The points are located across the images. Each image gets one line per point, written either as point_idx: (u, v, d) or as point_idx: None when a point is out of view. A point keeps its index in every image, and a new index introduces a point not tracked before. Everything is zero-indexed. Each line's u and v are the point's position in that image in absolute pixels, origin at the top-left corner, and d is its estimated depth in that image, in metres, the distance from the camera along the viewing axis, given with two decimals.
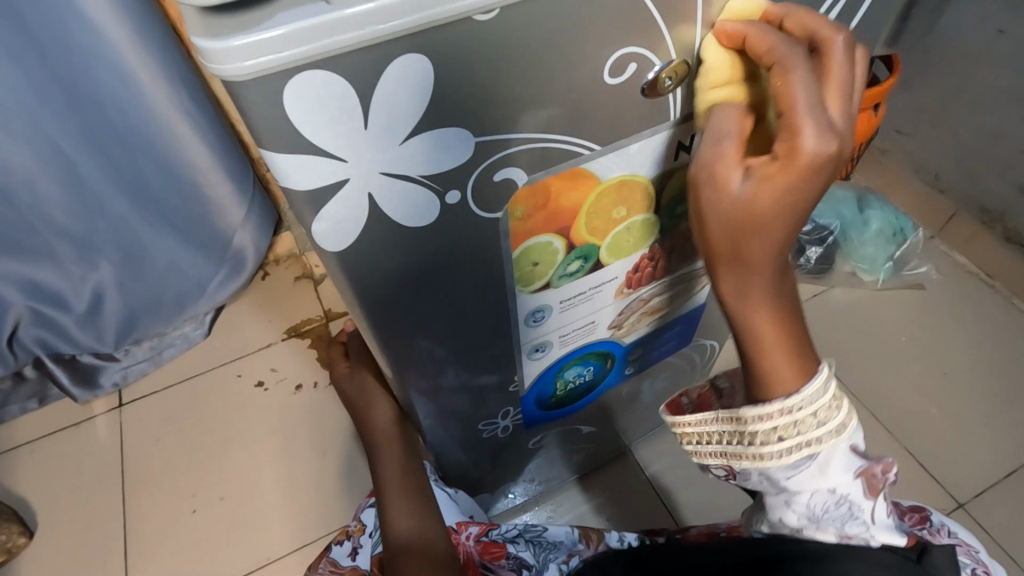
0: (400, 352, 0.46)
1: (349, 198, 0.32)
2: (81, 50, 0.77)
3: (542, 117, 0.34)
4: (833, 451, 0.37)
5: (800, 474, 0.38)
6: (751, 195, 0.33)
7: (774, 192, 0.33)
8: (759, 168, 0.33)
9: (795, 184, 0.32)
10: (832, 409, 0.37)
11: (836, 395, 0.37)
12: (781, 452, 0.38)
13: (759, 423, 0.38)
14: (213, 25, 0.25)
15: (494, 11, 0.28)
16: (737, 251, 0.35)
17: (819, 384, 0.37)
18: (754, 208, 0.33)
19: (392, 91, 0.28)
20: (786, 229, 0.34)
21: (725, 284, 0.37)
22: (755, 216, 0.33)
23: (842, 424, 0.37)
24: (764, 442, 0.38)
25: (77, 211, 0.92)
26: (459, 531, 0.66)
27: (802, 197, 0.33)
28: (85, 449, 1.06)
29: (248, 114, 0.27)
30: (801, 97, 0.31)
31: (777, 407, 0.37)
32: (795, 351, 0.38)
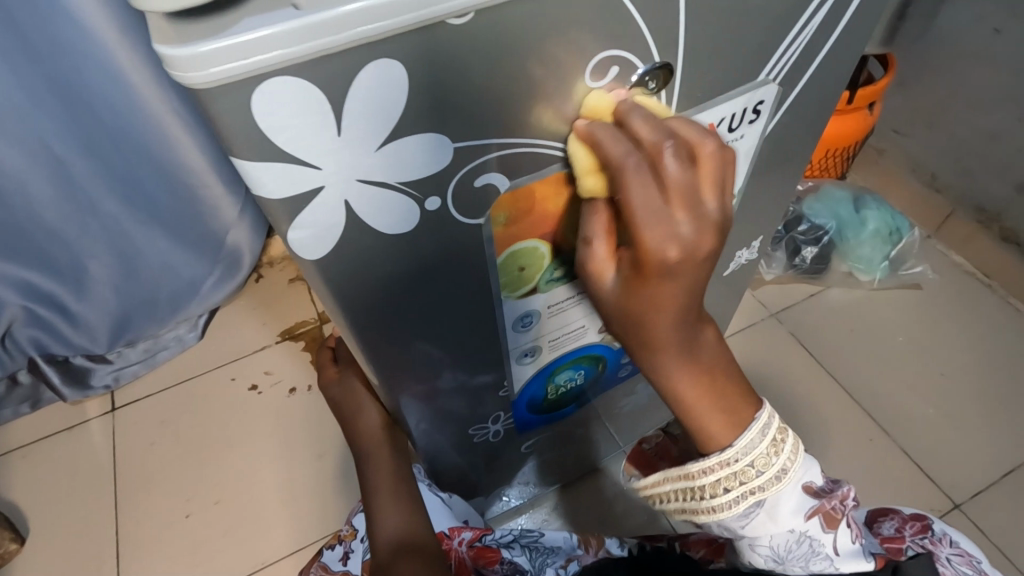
0: (387, 358, 0.46)
1: (326, 205, 0.31)
2: (71, 52, 0.76)
3: (523, 121, 0.33)
4: (778, 494, 0.38)
5: (753, 520, 0.39)
6: (624, 300, 0.33)
7: (643, 295, 0.32)
8: (625, 274, 0.32)
9: (657, 289, 0.31)
10: (770, 453, 0.38)
11: (775, 438, 0.38)
12: (731, 501, 0.38)
13: (705, 479, 0.38)
14: (179, 31, 0.24)
15: (469, 15, 0.27)
16: (641, 342, 0.34)
17: (753, 433, 0.37)
18: (632, 309, 0.33)
19: (366, 97, 0.28)
20: (666, 323, 0.33)
21: (646, 369, 0.36)
22: (632, 313, 0.33)
23: (782, 468, 0.38)
24: (713, 494, 0.38)
25: (70, 211, 0.91)
26: (452, 536, 0.65)
27: (671, 289, 0.31)
28: (79, 453, 1.05)
29: (218, 122, 0.26)
30: (642, 211, 0.30)
31: (716, 461, 0.37)
32: (727, 411, 0.36)
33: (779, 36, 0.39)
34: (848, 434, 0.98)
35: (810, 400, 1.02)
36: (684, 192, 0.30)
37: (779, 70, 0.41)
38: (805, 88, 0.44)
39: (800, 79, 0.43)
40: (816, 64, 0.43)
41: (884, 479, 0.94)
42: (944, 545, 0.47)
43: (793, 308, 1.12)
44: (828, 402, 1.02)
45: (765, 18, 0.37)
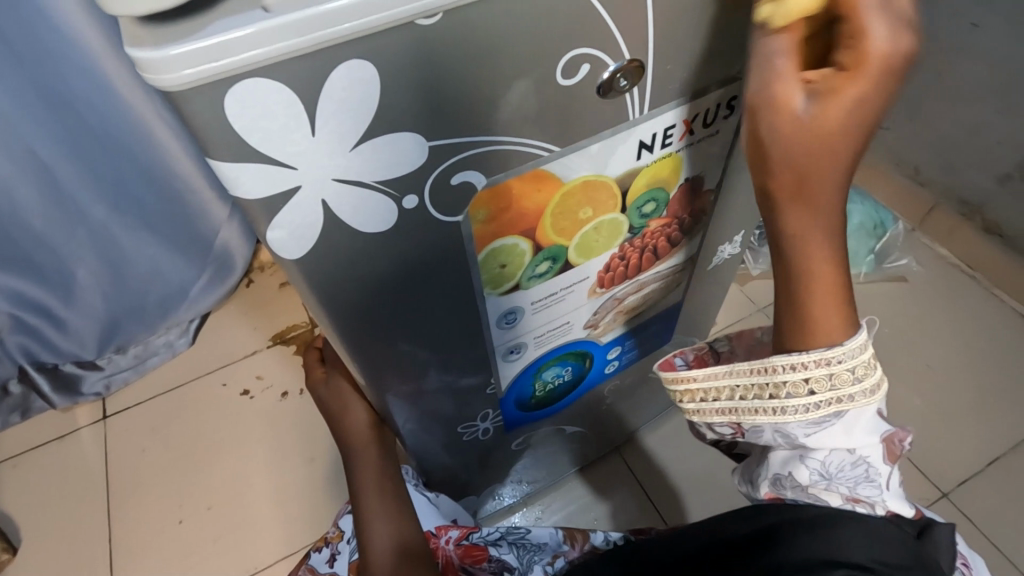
0: (370, 358, 0.46)
1: (303, 206, 0.32)
2: (56, 57, 0.77)
3: (498, 119, 0.34)
4: (862, 410, 0.37)
5: (822, 430, 0.38)
6: (821, 118, 0.29)
7: (845, 108, 0.28)
8: (825, 85, 0.28)
9: (867, 96, 0.28)
10: (865, 368, 0.36)
11: (871, 355, 0.36)
12: (808, 406, 0.37)
13: (790, 375, 0.37)
14: (152, 35, 0.25)
15: (438, 16, 0.28)
16: (801, 185, 0.31)
17: (858, 341, 0.35)
18: (826, 130, 0.29)
19: (338, 97, 0.28)
20: (845, 164, 0.30)
21: (789, 222, 0.32)
22: (821, 143, 0.29)
23: (874, 386, 0.37)
24: (793, 393, 0.37)
25: (55, 216, 0.91)
26: (438, 535, 0.66)
27: (870, 113, 0.29)
28: (70, 461, 1.05)
29: (191, 124, 0.27)
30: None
31: (816, 355, 0.35)
32: (841, 293, 0.35)
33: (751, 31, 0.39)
34: None
35: None
36: None
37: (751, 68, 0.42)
38: None
39: None
40: None
41: None
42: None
43: None
44: None
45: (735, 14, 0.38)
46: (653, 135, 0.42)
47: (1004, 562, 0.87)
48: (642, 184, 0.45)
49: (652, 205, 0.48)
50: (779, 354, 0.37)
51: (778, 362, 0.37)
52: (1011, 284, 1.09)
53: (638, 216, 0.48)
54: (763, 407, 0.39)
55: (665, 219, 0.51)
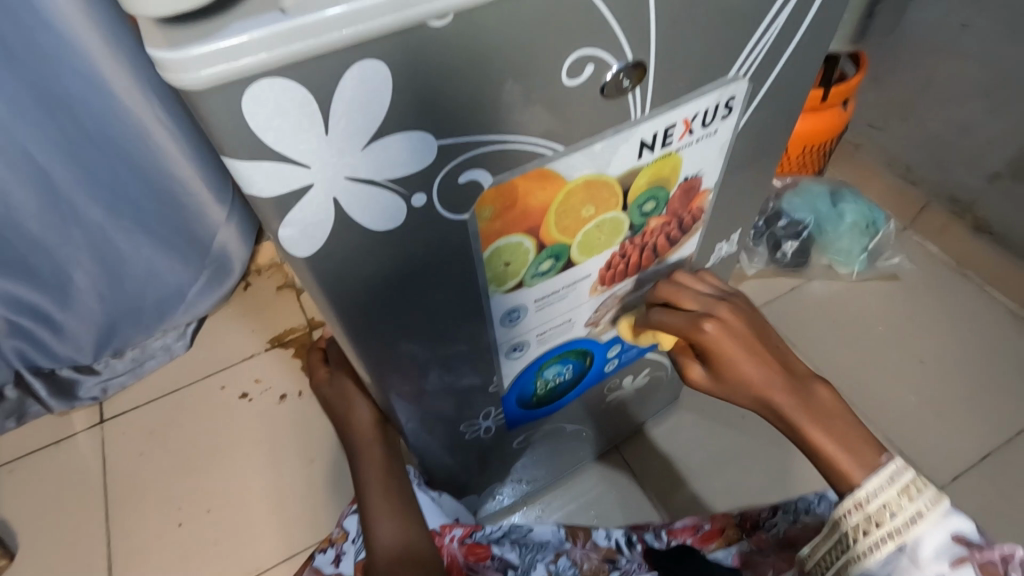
0: (376, 356, 0.47)
1: (315, 203, 0.32)
2: (56, 60, 0.77)
3: (505, 118, 0.35)
4: (919, 535, 0.40)
5: (900, 567, 0.40)
6: (735, 377, 0.47)
7: (736, 368, 0.47)
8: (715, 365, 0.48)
9: (739, 357, 0.47)
10: (905, 497, 0.41)
11: (914, 485, 0.42)
12: (876, 546, 0.41)
13: (849, 521, 0.42)
14: (170, 36, 0.25)
15: (449, 17, 0.29)
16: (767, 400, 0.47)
17: (881, 476, 0.42)
18: (740, 381, 0.47)
19: (352, 97, 0.29)
20: (772, 386, 0.46)
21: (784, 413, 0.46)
22: (748, 389, 0.47)
23: (921, 509, 0.41)
24: (855, 539, 0.42)
25: (54, 220, 0.91)
26: (442, 533, 0.66)
27: (756, 364, 0.47)
28: (68, 466, 1.04)
29: (207, 123, 0.27)
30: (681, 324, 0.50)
31: (852, 502, 0.42)
32: (858, 443, 0.44)
33: (749, 33, 0.40)
34: None
35: None
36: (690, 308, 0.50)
37: (747, 69, 0.43)
38: (776, 83, 0.46)
39: (771, 74, 0.45)
40: (786, 60, 0.45)
41: None
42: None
43: (775, 301, 1.15)
44: None
45: (735, 15, 0.39)
46: (654, 135, 0.42)
47: None
48: (643, 184, 0.46)
49: (652, 203, 0.49)
50: (834, 510, 0.43)
51: (836, 515, 0.43)
52: (1002, 281, 1.11)
53: (639, 215, 0.49)
54: (847, 559, 0.43)
55: (666, 218, 0.52)
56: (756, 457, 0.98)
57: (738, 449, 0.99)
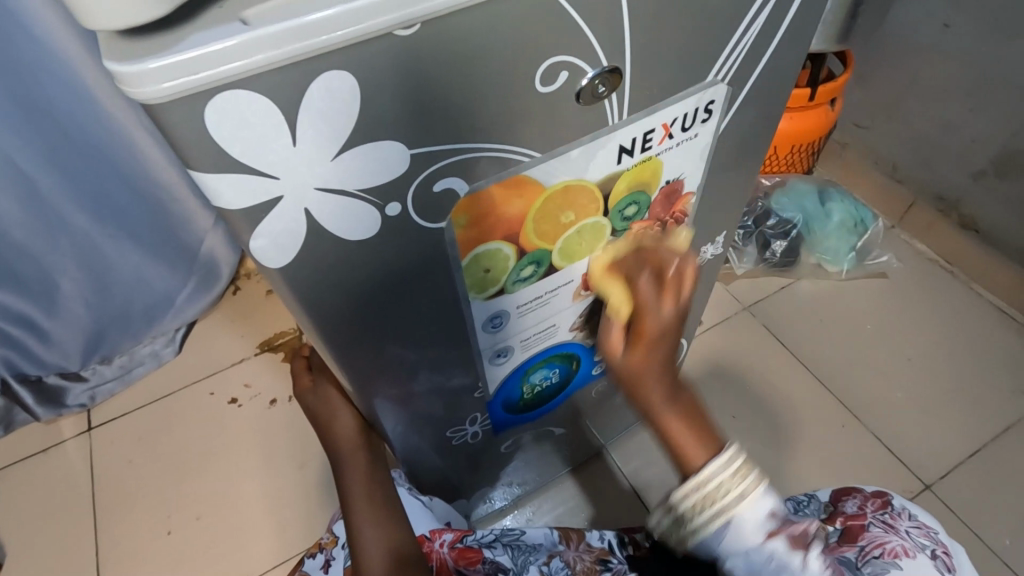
0: (356, 364, 0.46)
1: (286, 214, 0.32)
2: (36, 67, 0.76)
3: (478, 126, 0.34)
4: (745, 516, 0.38)
5: (722, 542, 0.39)
6: (626, 365, 0.35)
7: (642, 360, 0.35)
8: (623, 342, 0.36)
9: (654, 353, 0.35)
10: (735, 478, 0.38)
11: (743, 462, 0.38)
12: (706, 525, 0.38)
13: (680, 503, 0.38)
14: (129, 48, 0.25)
15: (415, 26, 0.28)
16: (637, 395, 0.36)
17: (723, 461, 0.37)
18: (631, 374, 0.35)
19: (318, 108, 0.28)
20: (661, 385, 0.36)
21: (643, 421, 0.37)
22: (632, 381, 0.36)
23: (747, 491, 0.38)
24: (688, 520, 0.38)
25: (36, 228, 0.89)
26: (433, 538, 0.66)
27: (664, 362, 0.36)
28: (55, 474, 1.03)
29: (172, 135, 0.27)
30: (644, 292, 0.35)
31: (690, 488, 0.38)
32: (710, 443, 0.37)
33: (724, 37, 0.40)
34: (816, 421, 1.01)
35: (784, 390, 1.04)
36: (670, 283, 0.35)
37: (725, 73, 0.43)
38: (755, 86, 0.46)
39: (749, 78, 0.45)
40: (763, 63, 0.45)
41: (855, 463, 0.97)
42: (904, 518, 0.52)
43: (764, 300, 1.15)
44: (800, 392, 1.04)
45: (710, 19, 0.38)
46: (633, 140, 0.42)
47: (984, 550, 0.89)
48: (622, 189, 0.46)
49: (633, 208, 0.49)
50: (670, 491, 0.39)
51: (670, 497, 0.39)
52: (987, 277, 1.12)
53: (620, 219, 0.49)
54: (675, 531, 0.40)
55: (648, 222, 0.51)
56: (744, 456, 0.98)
57: None
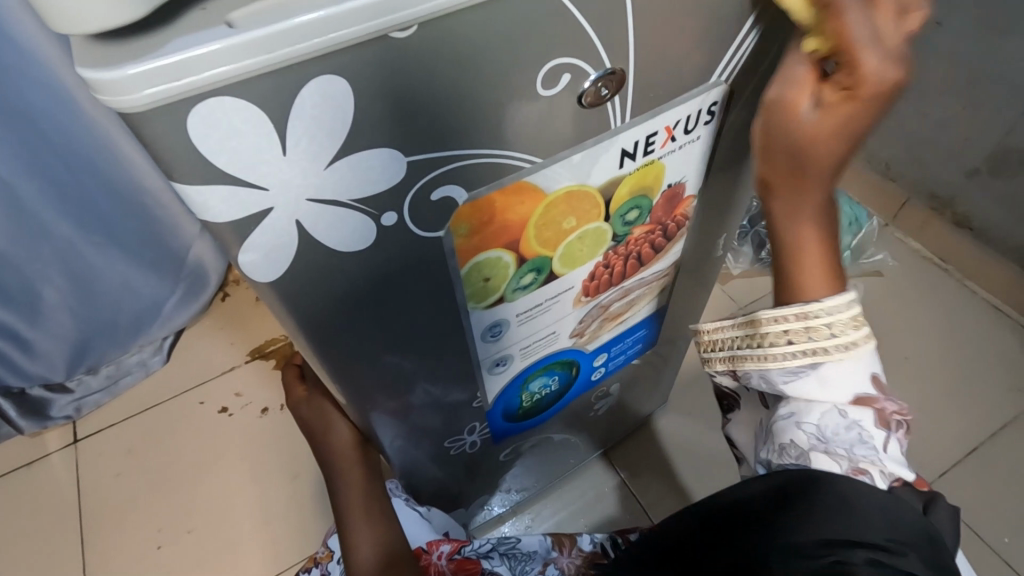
0: (351, 376, 0.45)
1: (277, 227, 0.30)
2: (16, 72, 0.74)
3: (477, 131, 0.33)
4: (838, 364, 0.41)
5: (798, 380, 0.42)
6: (817, 124, 0.34)
7: (835, 123, 0.33)
8: (828, 99, 0.33)
9: (859, 114, 0.32)
10: (849, 325, 0.40)
11: (859, 314, 0.41)
12: (790, 355, 0.41)
13: (775, 327, 0.42)
14: (104, 53, 0.23)
15: (413, 28, 0.27)
16: (796, 170, 0.36)
17: (842, 297, 0.40)
18: (819, 136, 0.34)
19: (310, 116, 0.27)
20: (835, 160, 0.35)
21: (780, 200, 0.39)
22: (819, 144, 0.34)
23: (853, 341, 0.41)
24: (776, 343, 0.42)
25: (16, 237, 0.87)
26: (430, 551, 0.64)
27: (858, 133, 0.34)
28: (40, 489, 1.01)
29: (154, 146, 0.25)
30: (860, 33, 0.30)
31: (796, 310, 0.40)
32: (829, 268, 0.40)
33: (730, 37, 0.39)
34: None
35: None
36: (890, 5, 0.30)
37: (730, 74, 0.42)
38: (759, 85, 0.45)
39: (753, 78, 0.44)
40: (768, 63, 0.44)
41: None
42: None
43: (761, 300, 1.15)
44: None
45: (714, 19, 0.37)
46: (635, 144, 0.41)
47: (984, 548, 0.89)
48: (625, 193, 0.44)
49: (636, 212, 0.47)
50: (768, 309, 0.42)
51: (765, 316, 0.42)
52: (980, 275, 1.12)
53: (622, 224, 0.47)
54: (753, 354, 0.44)
55: (649, 226, 0.50)
56: None
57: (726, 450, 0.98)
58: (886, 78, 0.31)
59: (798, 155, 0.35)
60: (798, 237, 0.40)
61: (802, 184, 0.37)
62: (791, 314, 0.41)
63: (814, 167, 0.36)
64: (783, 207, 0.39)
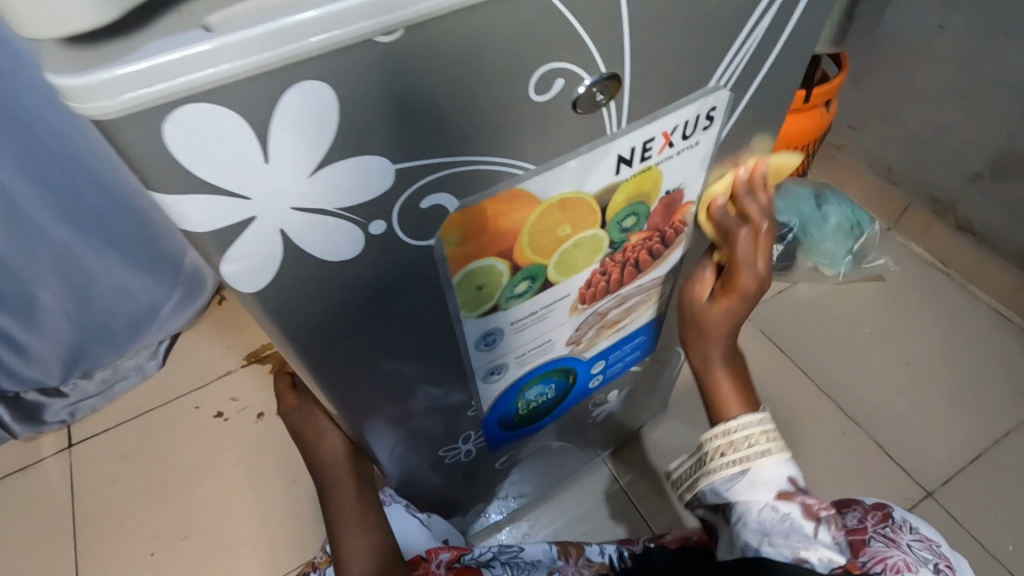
0: (342, 387, 0.44)
1: (260, 236, 0.30)
2: (11, 74, 0.73)
3: (468, 137, 0.32)
4: (761, 467, 0.49)
5: (736, 484, 0.49)
6: (710, 310, 0.52)
7: (722, 309, 0.51)
8: (717, 293, 0.52)
9: (735, 306, 0.51)
10: (762, 438, 0.50)
11: (770, 428, 0.50)
12: (724, 466, 0.50)
13: (710, 442, 0.51)
14: (75, 58, 0.22)
15: (398, 32, 0.26)
16: (703, 332, 0.53)
17: (754, 417, 0.50)
18: (712, 316, 0.52)
19: (292, 123, 0.26)
20: (728, 331, 0.52)
21: (697, 351, 0.54)
22: (712, 320, 0.52)
23: (768, 448, 0.49)
24: (713, 458, 0.51)
25: (11, 240, 0.86)
26: (430, 559, 0.63)
27: (737, 319, 0.52)
28: (34, 495, 1.00)
29: (129, 155, 0.24)
30: (743, 254, 0.49)
31: (721, 430, 0.51)
32: (744, 398, 0.52)
33: (728, 41, 0.38)
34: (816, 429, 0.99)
35: (783, 398, 1.03)
36: (766, 246, 0.50)
37: (728, 79, 0.41)
38: (758, 91, 0.44)
39: (752, 83, 0.43)
40: (767, 68, 0.43)
41: (856, 471, 0.95)
42: (905, 532, 0.51)
43: (762, 304, 1.13)
44: (800, 400, 1.02)
45: (713, 22, 0.36)
46: (632, 150, 0.40)
47: (988, 557, 0.87)
48: (621, 200, 0.44)
49: (633, 218, 0.47)
50: (706, 432, 0.52)
51: (705, 438, 0.52)
52: (983, 280, 1.11)
53: (618, 231, 0.47)
54: (701, 472, 0.52)
55: (647, 232, 0.49)
56: None
57: None
58: (750, 284, 0.50)
59: (702, 321, 0.53)
60: (714, 378, 0.53)
61: (707, 340, 0.53)
62: (719, 439, 0.51)
63: (712, 332, 0.52)
64: (698, 356, 0.54)
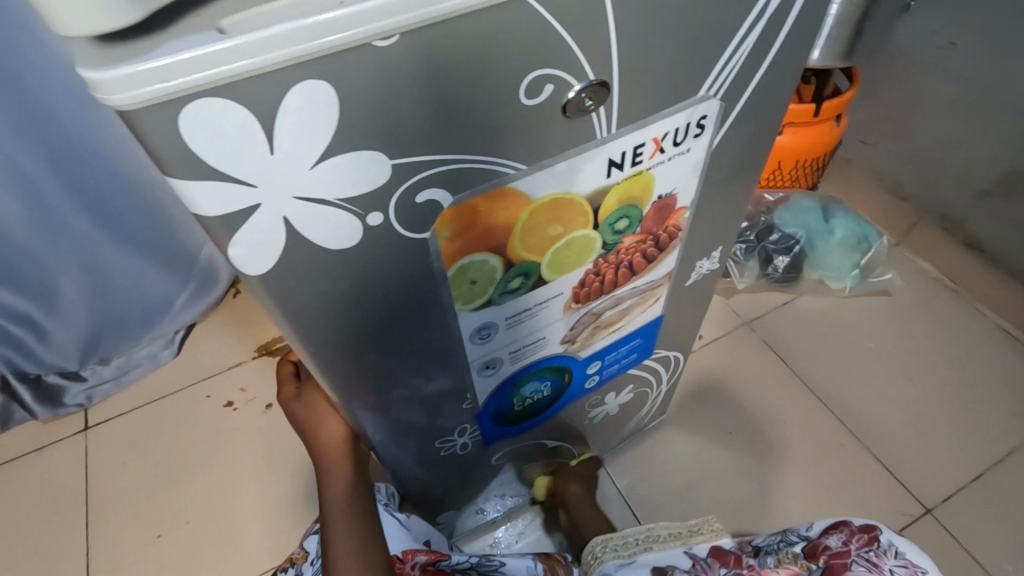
0: (340, 373, 0.46)
1: (264, 222, 0.32)
2: (41, 70, 0.77)
3: (461, 136, 0.34)
4: (642, 553, 0.65)
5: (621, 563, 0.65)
6: (576, 479, 0.89)
7: (582, 480, 0.89)
8: (578, 473, 0.89)
9: (587, 480, 0.90)
10: (645, 537, 0.68)
11: (652, 530, 0.69)
12: (613, 556, 0.67)
13: (607, 542, 0.70)
14: (103, 53, 0.25)
15: (395, 38, 0.28)
16: (572, 492, 0.87)
17: (642, 527, 0.70)
18: (577, 482, 0.88)
19: (296, 118, 0.28)
20: (585, 491, 0.88)
21: (575, 502, 0.86)
22: (577, 482, 0.88)
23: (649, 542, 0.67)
24: (608, 551, 0.69)
25: (35, 229, 0.90)
26: (405, 560, 0.64)
27: (588, 486, 0.89)
28: (49, 474, 1.03)
29: (147, 143, 0.27)
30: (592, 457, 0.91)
31: (616, 535, 0.70)
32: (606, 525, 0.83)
33: (715, 55, 0.40)
34: (816, 441, 0.99)
35: (784, 409, 1.03)
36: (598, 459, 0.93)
37: (717, 90, 0.43)
38: (747, 102, 0.46)
39: (743, 93, 0.45)
40: (758, 78, 0.44)
41: (854, 485, 0.95)
42: (889, 557, 0.51)
43: (766, 316, 1.14)
44: (801, 413, 1.02)
45: (698, 36, 0.38)
46: (623, 154, 0.42)
47: None
48: (613, 202, 0.45)
49: (625, 221, 0.48)
50: (598, 537, 0.72)
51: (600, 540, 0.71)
52: (992, 298, 1.10)
53: (611, 233, 0.48)
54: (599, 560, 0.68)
55: (640, 236, 0.51)
56: (739, 474, 0.96)
57: (722, 465, 0.97)
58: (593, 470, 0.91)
59: (567, 485, 0.88)
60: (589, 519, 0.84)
61: (570, 488, 0.87)
62: (612, 538, 0.70)
63: (574, 489, 0.88)
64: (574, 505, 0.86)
